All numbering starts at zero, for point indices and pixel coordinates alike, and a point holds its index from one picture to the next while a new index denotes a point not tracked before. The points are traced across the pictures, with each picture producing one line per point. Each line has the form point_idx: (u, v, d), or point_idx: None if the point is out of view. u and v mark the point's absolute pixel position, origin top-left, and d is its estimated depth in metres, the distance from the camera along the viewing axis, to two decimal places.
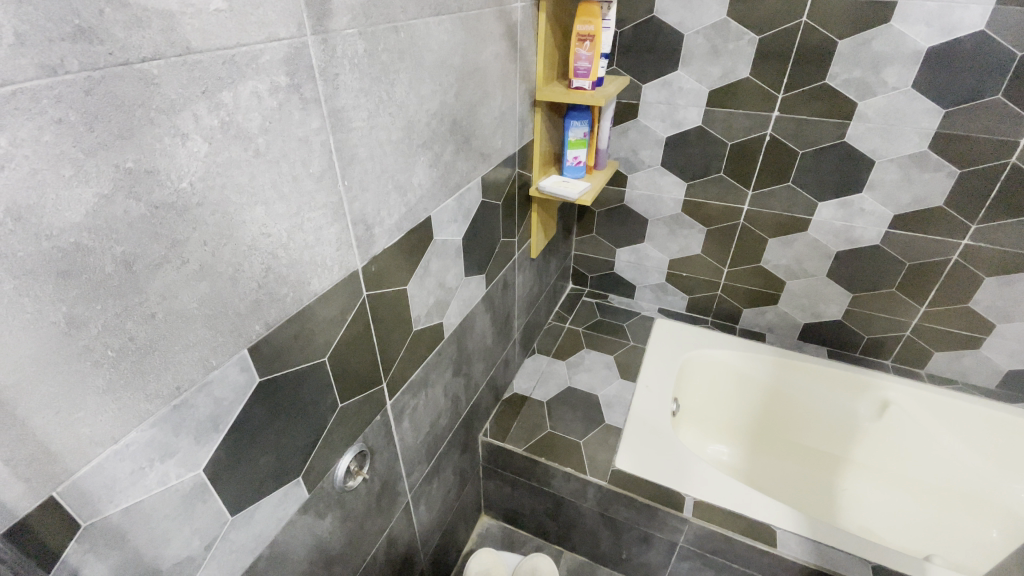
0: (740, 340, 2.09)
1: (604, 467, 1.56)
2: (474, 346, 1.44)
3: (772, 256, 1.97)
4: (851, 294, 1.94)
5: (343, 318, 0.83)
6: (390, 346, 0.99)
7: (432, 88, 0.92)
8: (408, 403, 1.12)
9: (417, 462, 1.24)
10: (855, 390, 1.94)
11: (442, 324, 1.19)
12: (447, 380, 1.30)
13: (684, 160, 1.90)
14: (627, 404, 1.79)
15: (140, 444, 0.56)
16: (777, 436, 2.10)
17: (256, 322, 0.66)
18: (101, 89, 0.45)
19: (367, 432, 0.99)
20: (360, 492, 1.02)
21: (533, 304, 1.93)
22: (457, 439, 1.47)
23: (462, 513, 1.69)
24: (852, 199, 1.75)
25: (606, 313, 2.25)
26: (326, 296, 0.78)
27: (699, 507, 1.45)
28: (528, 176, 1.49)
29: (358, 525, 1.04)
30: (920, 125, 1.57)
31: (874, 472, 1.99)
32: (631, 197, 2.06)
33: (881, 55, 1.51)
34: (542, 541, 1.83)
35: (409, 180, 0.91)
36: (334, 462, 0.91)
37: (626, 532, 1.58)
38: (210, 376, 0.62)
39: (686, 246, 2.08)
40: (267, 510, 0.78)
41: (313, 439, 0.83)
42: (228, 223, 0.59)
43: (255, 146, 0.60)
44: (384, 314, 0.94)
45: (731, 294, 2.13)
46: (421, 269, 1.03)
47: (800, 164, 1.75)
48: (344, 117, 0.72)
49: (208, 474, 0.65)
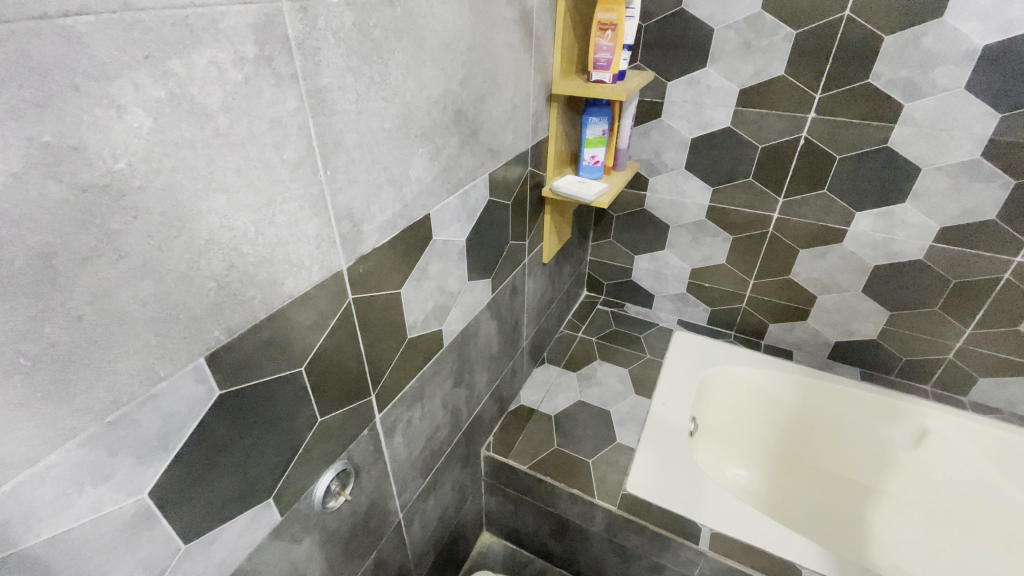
0: (766, 358, 1.96)
1: (613, 489, 1.45)
2: (478, 355, 1.35)
3: (803, 269, 1.84)
4: (888, 312, 1.79)
5: (324, 324, 0.75)
6: (380, 355, 0.90)
7: (433, 72, 0.83)
8: (401, 416, 1.03)
9: (411, 479, 1.16)
10: (890, 417, 1.80)
11: (440, 331, 1.10)
12: (446, 391, 1.21)
13: (710, 163, 1.78)
14: (641, 421, 1.67)
15: (66, 465, 0.48)
16: (801, 462, 1.96)
17: (215, 327, 0.58)
18: (7, 46, 0.37)
19: (353, 448, 0.90)
20: (344, 513, 0.94)
21: (544, 311, 1.83)
22: (457, 453, 1.38)
23: (462, 530, 1.60)
24: (893, 209, 1.61)
25: (621, 323, 2.13)
26: (303, 300, 0.69)
27: (716, 540, 1.33)
28: (541, 176, 1.39)
29: (340, 547, 0.95)
30: (972, 131, 1.43)
31: (907, 506, 1.84)
32: (652, 202, 1.95)
33: (931, 53, 1.38)
34: (545, 564, 1.73)
35: (405, 173, 0.82)
36: (312, 482, 0.82)
37: (636, 560, 1.47)
38: (156, 388, 0.54)
39: (709, 255, 1.96)
40: (231, 536, 0.70)
41: (287, 458, 0.75)
42: (179, 213, 0.51)
43: (214, 125, 0.52)
44: (373, 320, 0.86)
45: (757, 308, 2.00)
46: (418, 271, 0.95)
47: (837, 170, 1.62)
48: (327, 98, 0.64)
49: (156, 498, 0.58)
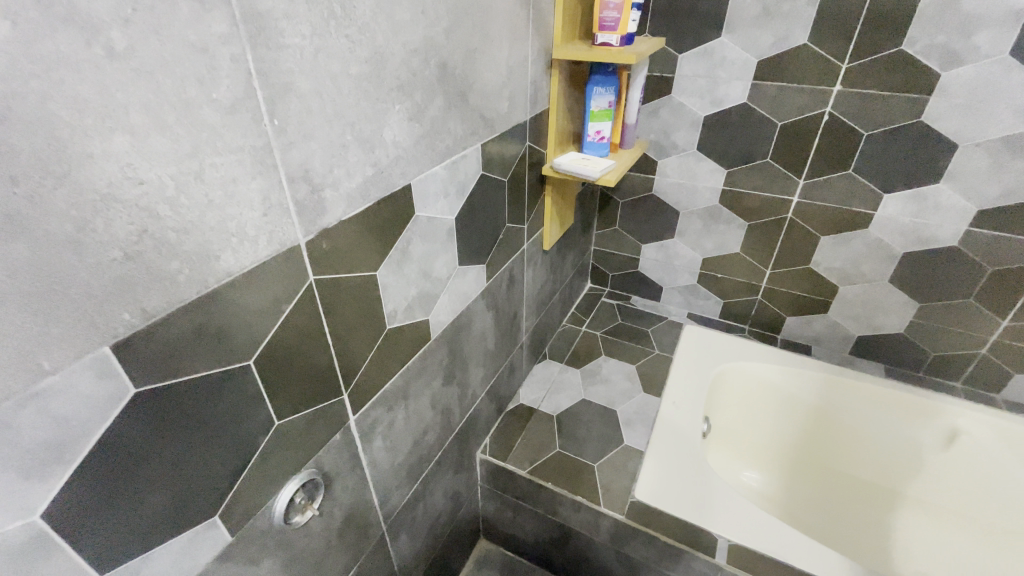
0: (782, 354, 1.83)
1: (620, 497, 1.32)
2: (471, 349, 1.23)
3: (824, 257, 1.70)
4: (917, 304, 1.66)
5: (279, 309, 0.63)
6: (353, 348, 0.78)
7: (411, 15, 0.71)
8: (381, 418, 0.91)
9: (396, 487, 1.04)
10: (917, 417, 1.66)
11: (427, 322, 0.97)
12: (435, 389, 1.09)
13: (724, 143, 1.65)
14: (650, 421, 1.55)
15: None
16: (819, 466, 1.83)
17: (125, 308, 0.46)
18: None
19: (322, 455, 0.79)
20: (314, 528, 0.82)
21: (545, 303, 1.70)
22: (449, 457, 1.26)
23: (456, 539, 1.48)
24: (925, 190, 1.48)
25: (627, 317, 2.01)
26: (249, 278, 0.57)
27: (734, 552, 1.20)
28: (541, 152, 1.27)
29: (311, 567, 0.84)
30: (1017, 102, 1.29)
31: (936, 513, 1.71)
32: (661, 186, 1.82)
33: (973, 14, 1.24)
34: (547, 574, 1.61)
35: (378, 133, 0.70)
36: (270, 497, 0.70)
37: (645, 573, 1.35)
38: (42, 384, 0.42)
39: (722, 244, 1.83)
40: (165, 563, 0.58)
41: (237, 468, 0.63)
42: (60, 157, 0.39)
43: (108, 43, 0.40)
44: (342, 306, 0.74)
45: (773, 300, 1.87)
46: (398, 252, 0.82)
47: (864, 148, 1.49)
48: (270, 27, 0.52)
49: (54, 522, 0.46)
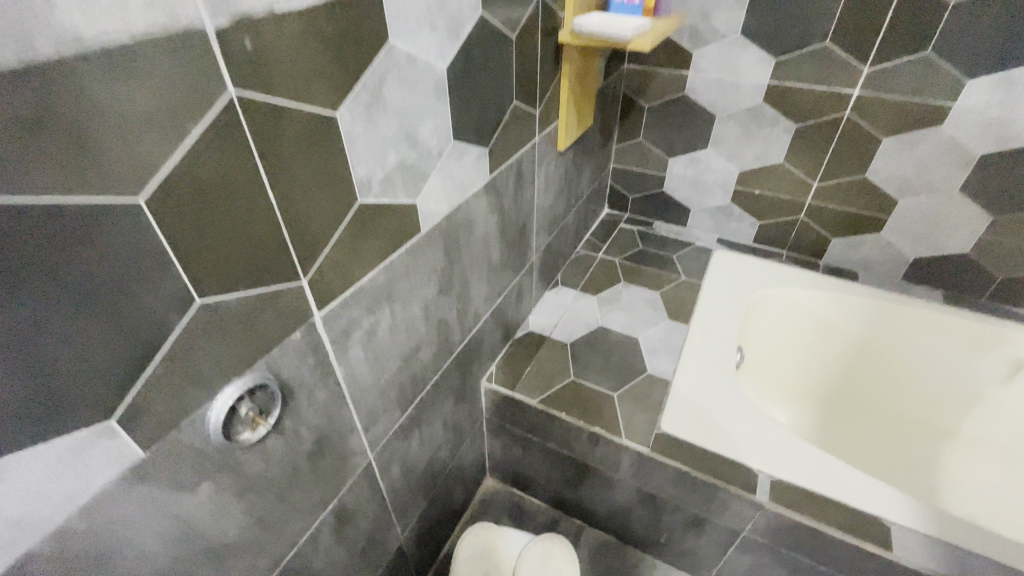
0: (825, 279, 1.62)
1: (644, 429, 1.16)
2: (473, 256, 1.03)
3: (884, 165, 1.46)
4: (991, 218, 1.43)
5: (183, 130, 0.43)
6: (312, 218, 0.59)
7: None
8: (359, 321, 0.73)
9: (383, 410, 0.87)
10: (980, 345, 1.46)
11: (415, 206, 0.78)
12: (428, 297, 0.90)
13: (774, 25, 1.38)
14: (677, 350, 1.37)
15: None
16: (860, 402, 1.66)
17: None
18: None
19: (277, 357, 0.61)
20: (274, 451, 0.65)
21: (559, 220, 1.49)
22: (449, 383, 1.10)
23: (459, 476, 1.34)
24: (1021, 73, 1.22)
25: (650, 242, 1.80)
26: (118, 61, 0.38)
27: (775, 488, 1.04)
28: (558, 14, 1.03)
29: (274, 496, 0.68)
30: None
31: (991, 449, 1.54)
32: (694, 85, 1.56)
33: None
34: (559, 514, 1.48)
35: None
36: (200, 403, 0.53)
37: (669, 512, 1.20)
38: None
39: (763, 153, 1.59)
40: (35, 479, 0.41)
41: (141, 357, 0.46)
42: None
43: None
44: (290, 152, 0.54)
45: (818, 219, 1.64)
46: (369, 92, 0.61)
47: (949, 21, 1.22)
48: None
49: None
